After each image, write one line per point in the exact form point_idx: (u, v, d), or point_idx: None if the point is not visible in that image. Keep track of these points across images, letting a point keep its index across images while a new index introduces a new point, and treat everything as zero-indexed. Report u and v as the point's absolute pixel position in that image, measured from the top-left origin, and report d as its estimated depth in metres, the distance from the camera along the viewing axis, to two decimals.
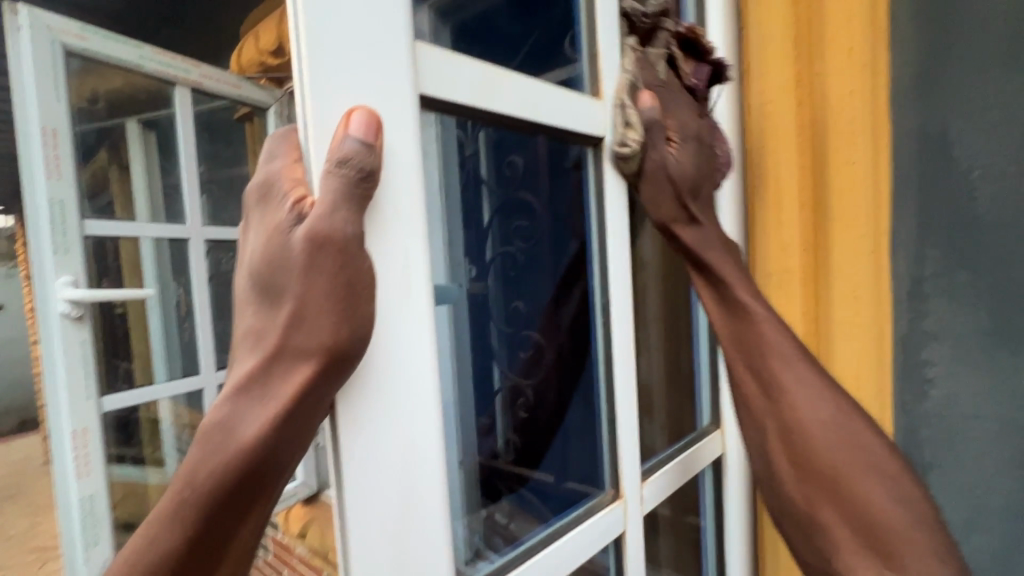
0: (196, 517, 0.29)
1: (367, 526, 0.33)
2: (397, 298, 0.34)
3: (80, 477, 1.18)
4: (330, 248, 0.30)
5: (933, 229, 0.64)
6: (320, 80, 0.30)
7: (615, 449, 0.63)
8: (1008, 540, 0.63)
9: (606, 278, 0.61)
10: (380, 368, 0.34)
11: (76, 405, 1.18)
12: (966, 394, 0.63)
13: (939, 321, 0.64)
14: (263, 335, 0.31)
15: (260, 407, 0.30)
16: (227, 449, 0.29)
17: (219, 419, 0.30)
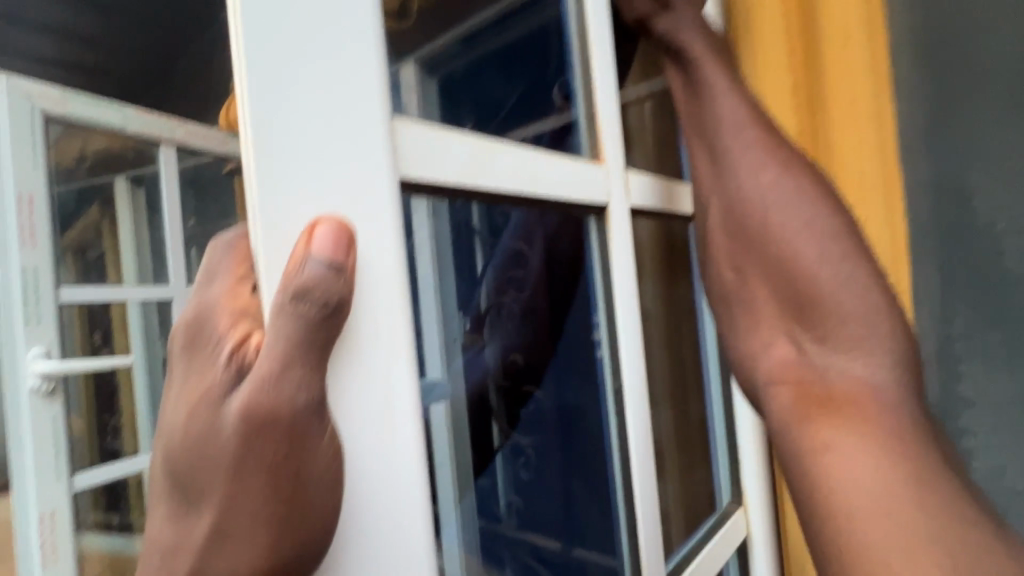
0: None
1: None
2: (376, 442, 0.27)
3: (45, 563, 1.13)
4: (270, 431, 0.24)
5: (960, 285, 0.59)
6: (271, 198, 0.26)
7: (634, 542, 0.57)
8: None
9: (616, 354, 0.56)
10: (355, 535, 0.27)
11: (45, 486, 1.11)
12: (1011, 464, 0.58)
13: (975, 386, 0.59)
14: (178, 551, 0.26)
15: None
16: None
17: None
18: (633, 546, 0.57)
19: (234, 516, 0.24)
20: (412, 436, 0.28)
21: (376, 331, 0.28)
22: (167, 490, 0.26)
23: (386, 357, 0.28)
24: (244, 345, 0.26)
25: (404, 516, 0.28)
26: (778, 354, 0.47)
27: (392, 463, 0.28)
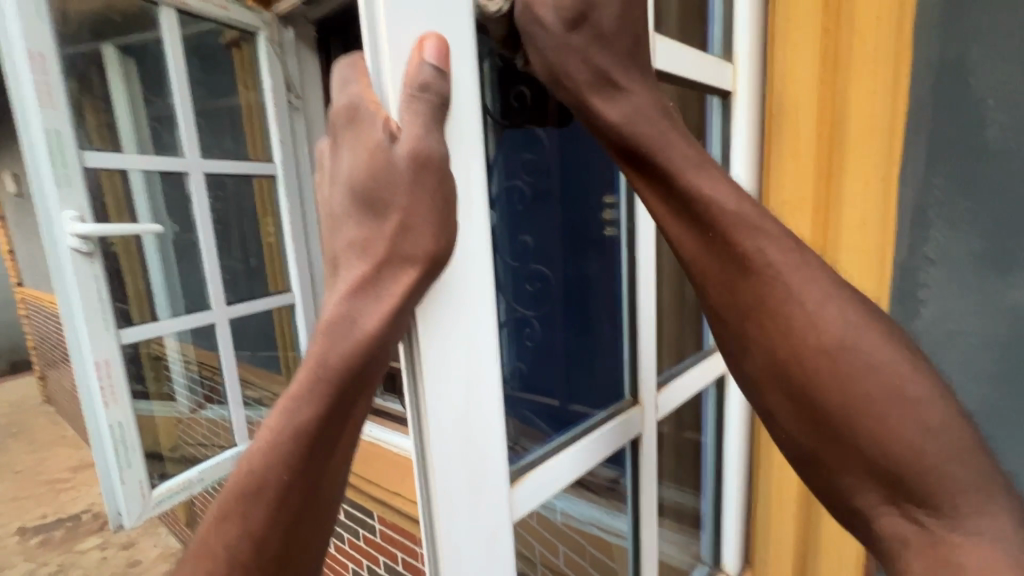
0: (326, 394, 0.32)
1: (447, 427, 0.37)
2: (465, 217, 0.37)
3: (107, 404, 1.20)
4: (431, 167, 0.31)
5: (943, 158, 0.67)
6: (394, 20, 0.31)
7: (635, 368, 0.68)
8: None
9: (633, 207, 0.65)
10: (452, 289, 0.36)
11: (97, 336, 1.18)
12: (954, 311, 0.69)
13: (938, 247, 0.69)
14: (370, 242, 0.32)
15: (377, 301, 0.32)
16: (349, 339, 0.32)
17: (342, 314, 0.32)
18: (634, 374, 0.68)
19: (413, 215, 0.32)
20: (485, 221, 0.38)
21: (462, 135, 0.36)
22: (348, 214, 0.33)
23: (467, 164, 0.36)
24: (395, 124, 0.32)
25: (479, 278, 0.38)
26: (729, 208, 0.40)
27: (474, 242, 0.38)
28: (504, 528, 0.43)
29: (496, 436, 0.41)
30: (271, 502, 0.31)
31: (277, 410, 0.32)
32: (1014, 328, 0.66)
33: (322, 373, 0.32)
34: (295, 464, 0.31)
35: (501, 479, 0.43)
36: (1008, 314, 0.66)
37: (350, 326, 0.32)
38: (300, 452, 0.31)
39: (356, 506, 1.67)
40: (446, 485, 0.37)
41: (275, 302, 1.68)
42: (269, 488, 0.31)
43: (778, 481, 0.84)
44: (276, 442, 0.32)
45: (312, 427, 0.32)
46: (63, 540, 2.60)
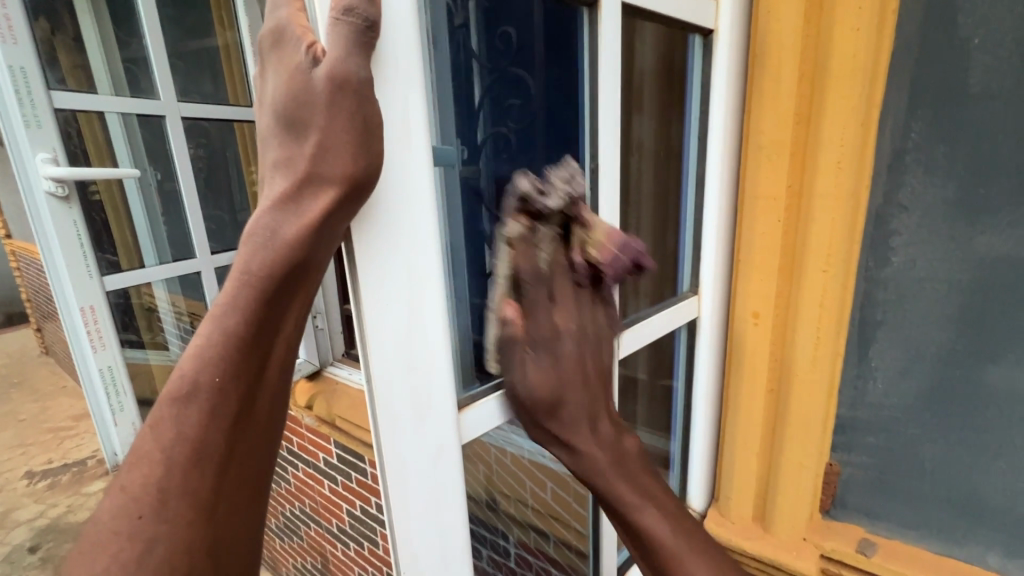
0: (255, 301, 0.31)
1: (386, 347, 0.39)
2: (400, 146, 0.37)
3: (94, 349, 1.22)
4: (348, 91, 0.30)
5: (921, 100, 0.66)
6: None
7: None
8: (934, 384, 0.73)
9: (596, 149, 0.64)
10: (385, 218, 0.38)
11: (80, 281, 1.18)
12: (924, 258, 0.70)
13: (913, 194, 0.69)
14: (292, 163, 0.31)
15: (298, 215, 0.31)
16: (273, 247, 0.31)
17: (263, 226, 0.31)
18: None
19: (329, 132, 0.30)
20: (425, 161, 0.39)
21: (397, 65, 0.36)
22: (271, 136, 0.32)
23: (403, 96, 0.37)
24: (316, 46, 0.31)
25: (417, 214, 0.40)
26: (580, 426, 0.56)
27: (411, 182, 0.39)
28: (451, 448, 0.47)
29: (439, 361, 0.44)
30: (204, 417, 0.30)
31: (202, 327, 0.31)
32: (978, 276, 0.67)
33: (249, 284, 0.31)
34: (230, 369, 0.30)
35: (447, 404, 0.46)
36: (973, 262, 0.67)
37: (271, 238, 0.31)
38: (234, 356, 0.30)
39: (348, 450, 1.74)
40: (389, 401, 0.40)
41: None
42: (201, 397, 0.30)
43: (743, 423, 0.86)
44: (204, 359, 0.30)
45: (243, 334, 0.31)
46: (72, 483, 2.71)
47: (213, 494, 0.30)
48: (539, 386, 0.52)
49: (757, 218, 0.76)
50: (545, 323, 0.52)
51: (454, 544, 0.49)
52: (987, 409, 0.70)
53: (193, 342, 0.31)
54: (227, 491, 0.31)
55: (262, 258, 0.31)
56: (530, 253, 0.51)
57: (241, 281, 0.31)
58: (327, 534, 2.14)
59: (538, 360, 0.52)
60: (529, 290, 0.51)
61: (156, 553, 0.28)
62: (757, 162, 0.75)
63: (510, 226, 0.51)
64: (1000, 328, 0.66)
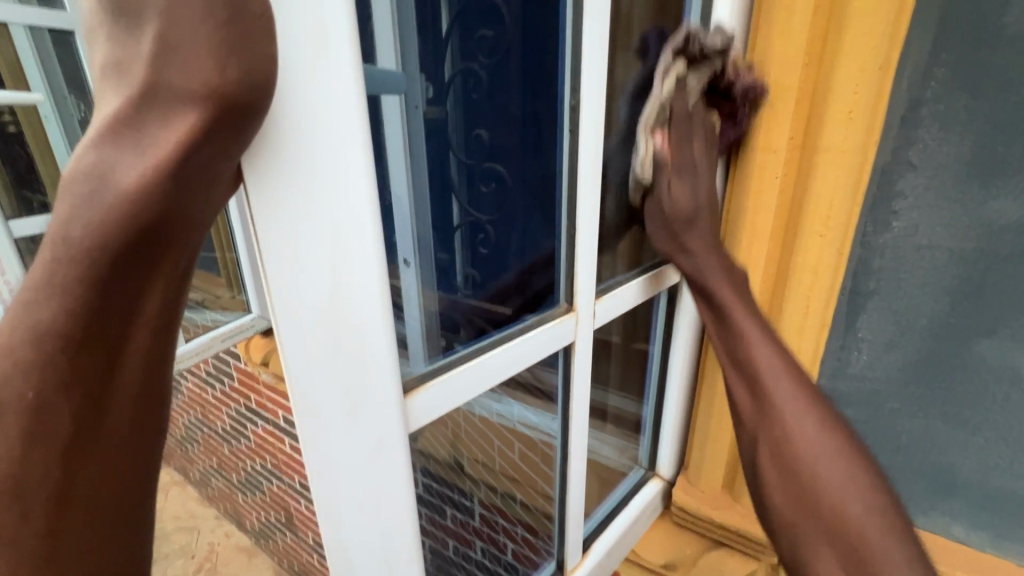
0: (79, 280, 0.21)
1: (302, 328, 0.31)
2: (311, 57, 0.27)
3: None
4: None
5: (949, 41, 0.58)
6: None
7: (570, 264, 0.60)
8: (922, 357, 0.69)
9: (577, 77, 0.53)
10: (296, 159, 0.28)
11: None
12: (928, 222, 0.64)
13: (924, 151, 0.62)
14: (127, 66, 0.21)
15: (139, 148, 0.21)
16: (103, 200, 0.21)
17: (87, 169, 0.21)
18: (569, 282, 0.61)
19: (175, 22, 0.21)
20: (350, 77, 0.29)
21: None
22: (98, 27, 0.22)
23: None
24: None
25: (337, 151, 0.30)
26: (736, 317, 0.60)
27: (320, 103, 0.28)
28: (396, 443, 0.39)
29: (379, 343, 0.35)
30: (15, 446, 0.20)
31: (5, 317, 0.21)
32: (984, 244, 0.62)
33: (70, 252, 0.21)
34: (52, 382, 0.21)
35: (390, 390, 0.37)
36: (982, 228, 0.61)
37: (100, 186, 0.21)
38: (56, 362, 0.21)
39: None
40: (309, 393, 0.32)
41: None
42: (8, 420, 0.20)
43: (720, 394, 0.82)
44: (9, 364, 0.21)
45: (65, 330, 0.21)
46: None
47: (49, 551, 0.21)
48: (676, 198, 0.61)
49: (751, 175, 0.69)
50: (689, 153, 0.60)
51: (404, 551, 0.42)
52: (971, 384, 0.67)
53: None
54: (70, 544, 0.22)
55: (87, 215, 0.21)
56: (682, 97, 0.59)
57: (59, 250, 0.21)
58: (290, 491, 2.10)
59: (683, 182, 0.61)
60: (674, 127, 0.59)
61: None
62: (757, 109, 0.66)
63: (675, 62, 0.57)
64: (1000, 300, 0.62)
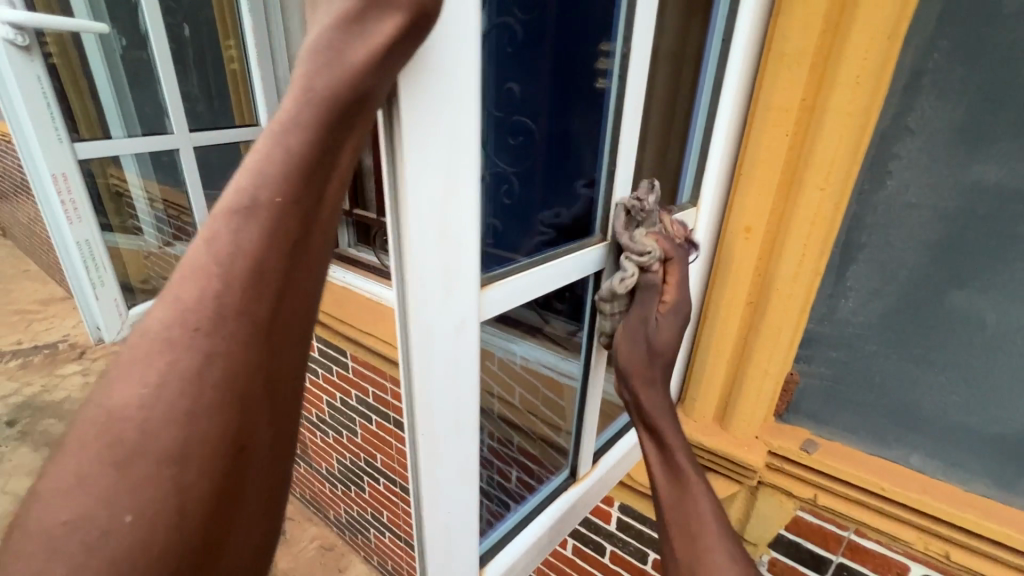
0: (317, 124, 0.32)
1: (423, 213, 0.40)
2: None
3: (69, 222, 1.16)
4: None
5: (954, 17, 0.64)
6: None
7: (609, 193, 0.70)
8: (899, 306, 0.78)
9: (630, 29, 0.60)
10: (435, 74, 0.37)
11: (49, 146, 1.10)
12: (918, 183, 0.72)
13: (921, 117, 0.69)
14: None
15: (364, 36, 0.31)
16: (338, 71, 0.32)
17: (326, 45, 0.32)
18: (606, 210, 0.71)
19: None
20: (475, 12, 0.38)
21: None
22: None
23: None
24: None
25: (461, 68, 0.38)
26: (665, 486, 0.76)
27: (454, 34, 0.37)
28: (471, 326, 0.49)
29: (470, 236, 0.45)
30: (263, 234, 0.32)
31: (264, 141, 0.32)
32: (964, 205, 0.70)
33: (316, 99, 0.32)
34: (292, 192, 0.32)
35: (471, 278, 0.47)
36: (965, 190, 0.69)
37: (336, 59, 0.31)
38: (295, 178, 0.32)
39: (330, 344, 1.84)
40: (421, 266, 0.41)
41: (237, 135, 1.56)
42: (260, 212, 0.32)
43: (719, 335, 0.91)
44: (264, 178, 0.32)
45: (304, 156, 0.32)
46: None
47: (270, 319, 0.33)
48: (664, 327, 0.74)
49: (763, 134, 0.76)
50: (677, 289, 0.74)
51: (468, 415, 0.53)
52: (940, 331, 0.76)
53: (256, 154, 0.32)
54: (278, 320, 0.34)
55: (330, 75, 0.32)
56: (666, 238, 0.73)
57: (303, 101, 0.32)
58: (306, 423, 2.26)
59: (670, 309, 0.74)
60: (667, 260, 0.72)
61: (215, 371, 0.31)
62: (775, 72, 0.73)
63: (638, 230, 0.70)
64: (973, 256, 0.71)
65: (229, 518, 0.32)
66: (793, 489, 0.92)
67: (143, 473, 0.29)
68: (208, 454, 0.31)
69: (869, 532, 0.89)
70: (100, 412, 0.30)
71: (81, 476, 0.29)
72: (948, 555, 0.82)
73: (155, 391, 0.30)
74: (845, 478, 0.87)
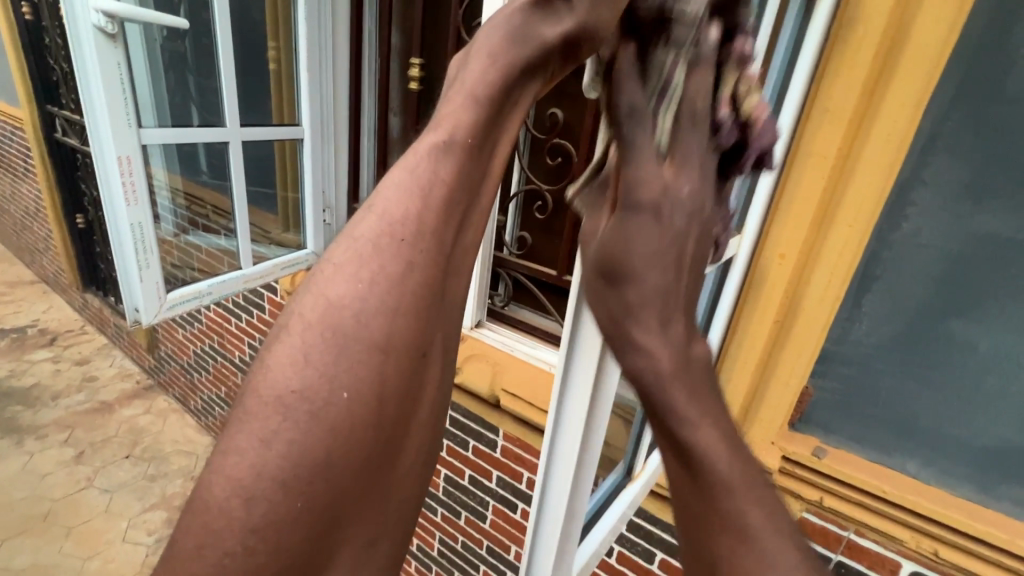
0: (501, 82, 0.40)
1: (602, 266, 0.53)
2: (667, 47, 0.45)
3: (128, 203, 1.19)
4: None
5: (968, 92, 0.78)
6: None
7: None
8: (907, 331, 0.91)
9: None
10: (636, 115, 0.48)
11: (120, 130, 1.13)
12: (930, 227, 0.85)
13: (936, 172, 0.83)
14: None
15: (544, 20, 0.41)
16: (522, 47, 0.41)
17: (514, 28, 0.40)
18: None
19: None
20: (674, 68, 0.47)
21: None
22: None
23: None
24: None
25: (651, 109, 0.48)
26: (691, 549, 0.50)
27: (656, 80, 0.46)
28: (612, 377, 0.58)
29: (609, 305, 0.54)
30: (458, 165, 0.40)
31: (457, 99, 0.40)
32: (967, 247, 0.83)
33: (493, 69, 0.40)
34: (477, 135, 0.40)
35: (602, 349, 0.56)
36: (968, 235, 0.83)
37: (522, 38, 0.40)
38: (482, 126, 0.41)
39: None
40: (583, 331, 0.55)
41: (281, 133, 1.60)
42: (453, 150, 0.40)
43: (747, 348, 1.02)
44: (459, 124, 0.40)
45: (491, 106, 0.41)
46: None
47: (449, 249, 0.41)
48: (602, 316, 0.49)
49: (802, 175, 0.88)
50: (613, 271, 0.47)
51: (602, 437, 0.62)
52: (941, 354, 0.89)
53: (451, 106, 0.41)
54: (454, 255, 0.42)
55: (516, 50, 0.41)
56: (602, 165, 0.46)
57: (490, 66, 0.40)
58: None
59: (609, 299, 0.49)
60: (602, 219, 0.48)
61: (413, 277, 0.39)
62: (817, 125, 0.85)
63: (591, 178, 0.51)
64: (973, 291, 0.84)
65: (412, 406, 0.40)
66: (801, 491, 1.02)
67: (358, 356, 0.37)
68: (404, 351, 0.38)
69: (866, 532, 0.99)
70: (330, 297, 0.38)
71: (310, 348, 0.37)
72: (937, 552, 0.93)
73: (367, 287, 0.38)
74: (848, 481, 0.98)
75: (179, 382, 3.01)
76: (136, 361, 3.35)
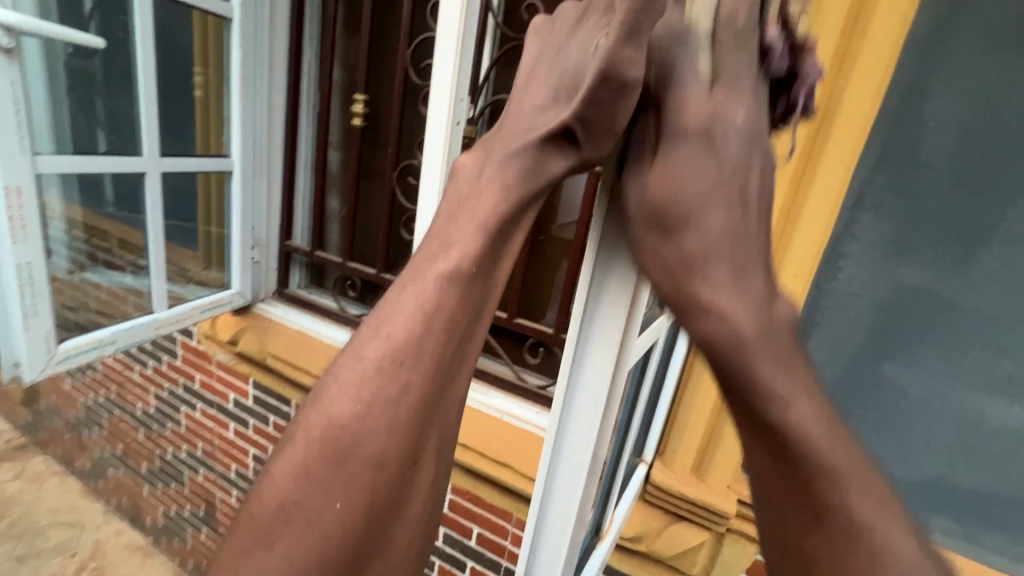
0: (510, 210, 0.39)
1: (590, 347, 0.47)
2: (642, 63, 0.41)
3: (13, 240, 1.02)
4: (615, 82, 0.35)
5: (887, 158, 0.87)
6: None
7: None
8: (846, 374, 0.96)
9: None
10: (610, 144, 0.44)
11: (10, 156, 0.98)
12: (861, 277, 0.92)
13: (864, 228, 0.90)
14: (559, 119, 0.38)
15: (555, 153, 0.39)
16: (533, 177, 0.39)
17: (527, 160, 0.39)
18: None
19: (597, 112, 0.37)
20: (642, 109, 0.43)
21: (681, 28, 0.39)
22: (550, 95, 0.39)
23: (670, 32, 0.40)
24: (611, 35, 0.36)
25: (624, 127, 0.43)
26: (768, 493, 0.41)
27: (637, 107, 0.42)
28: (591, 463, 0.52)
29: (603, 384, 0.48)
30: (461, 293, 0.38)
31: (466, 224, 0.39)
32: (894, 295, 0.90)
33: (502, 197, 0.39)
34: (478, 262, 0.38)
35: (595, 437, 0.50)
36: (895, 285, 0.90)
37: (535, 168, 0.39)
38: (482, 252, 0.39)
39: (270, 392, 1.74)
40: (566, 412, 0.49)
41: (208, 164, 1.47)
42: (451, 281, 0.38)
43: (702, 397, 1.04)
44: (462, 252, 0.39)
45: (497, 231, 0.39)
46: None
47: (450, 367, 0.38)
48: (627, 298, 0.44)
49: None
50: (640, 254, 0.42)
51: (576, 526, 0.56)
52: (876, 395, 0.95)
53: (456, 231, 0.39)
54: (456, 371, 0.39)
55: (527, 185, 0.40)
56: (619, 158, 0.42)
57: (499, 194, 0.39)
58: (219, 480, 2.01)
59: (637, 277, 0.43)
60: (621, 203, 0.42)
61: (411, 394, 0.37)
62: None
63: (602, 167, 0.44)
64: (902, 336, 0.91)
65: (401, 514, 0.37)
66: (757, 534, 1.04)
67: (355, 470, 0.35)
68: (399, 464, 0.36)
69: None
70: (331, 419, 0.36)
71: (309, 464, 0.36)
72: None
73: (365, 409, 0.36)
74: None
75: (62, 440, 2.59)
76: (7, 417, 2.86)
